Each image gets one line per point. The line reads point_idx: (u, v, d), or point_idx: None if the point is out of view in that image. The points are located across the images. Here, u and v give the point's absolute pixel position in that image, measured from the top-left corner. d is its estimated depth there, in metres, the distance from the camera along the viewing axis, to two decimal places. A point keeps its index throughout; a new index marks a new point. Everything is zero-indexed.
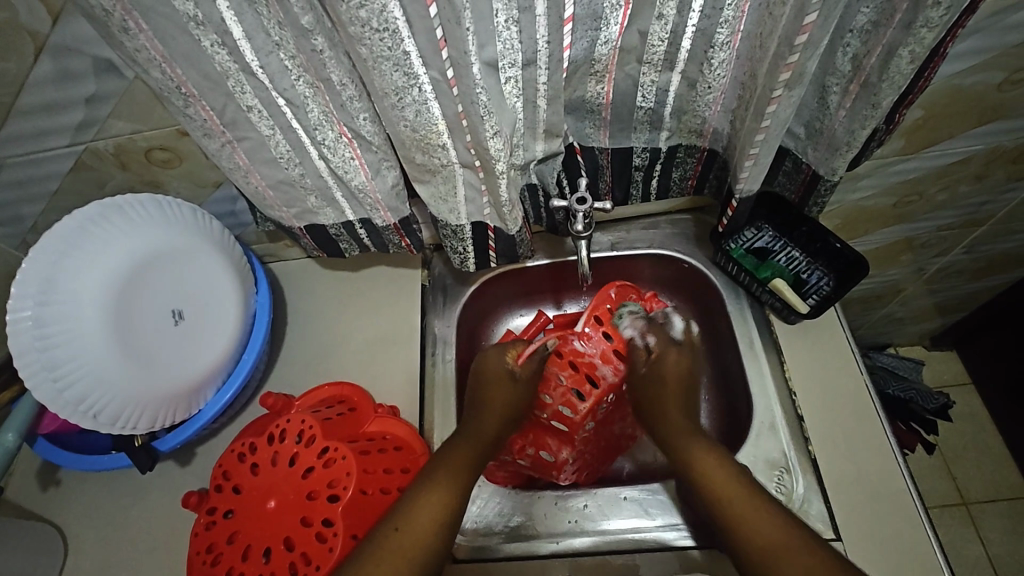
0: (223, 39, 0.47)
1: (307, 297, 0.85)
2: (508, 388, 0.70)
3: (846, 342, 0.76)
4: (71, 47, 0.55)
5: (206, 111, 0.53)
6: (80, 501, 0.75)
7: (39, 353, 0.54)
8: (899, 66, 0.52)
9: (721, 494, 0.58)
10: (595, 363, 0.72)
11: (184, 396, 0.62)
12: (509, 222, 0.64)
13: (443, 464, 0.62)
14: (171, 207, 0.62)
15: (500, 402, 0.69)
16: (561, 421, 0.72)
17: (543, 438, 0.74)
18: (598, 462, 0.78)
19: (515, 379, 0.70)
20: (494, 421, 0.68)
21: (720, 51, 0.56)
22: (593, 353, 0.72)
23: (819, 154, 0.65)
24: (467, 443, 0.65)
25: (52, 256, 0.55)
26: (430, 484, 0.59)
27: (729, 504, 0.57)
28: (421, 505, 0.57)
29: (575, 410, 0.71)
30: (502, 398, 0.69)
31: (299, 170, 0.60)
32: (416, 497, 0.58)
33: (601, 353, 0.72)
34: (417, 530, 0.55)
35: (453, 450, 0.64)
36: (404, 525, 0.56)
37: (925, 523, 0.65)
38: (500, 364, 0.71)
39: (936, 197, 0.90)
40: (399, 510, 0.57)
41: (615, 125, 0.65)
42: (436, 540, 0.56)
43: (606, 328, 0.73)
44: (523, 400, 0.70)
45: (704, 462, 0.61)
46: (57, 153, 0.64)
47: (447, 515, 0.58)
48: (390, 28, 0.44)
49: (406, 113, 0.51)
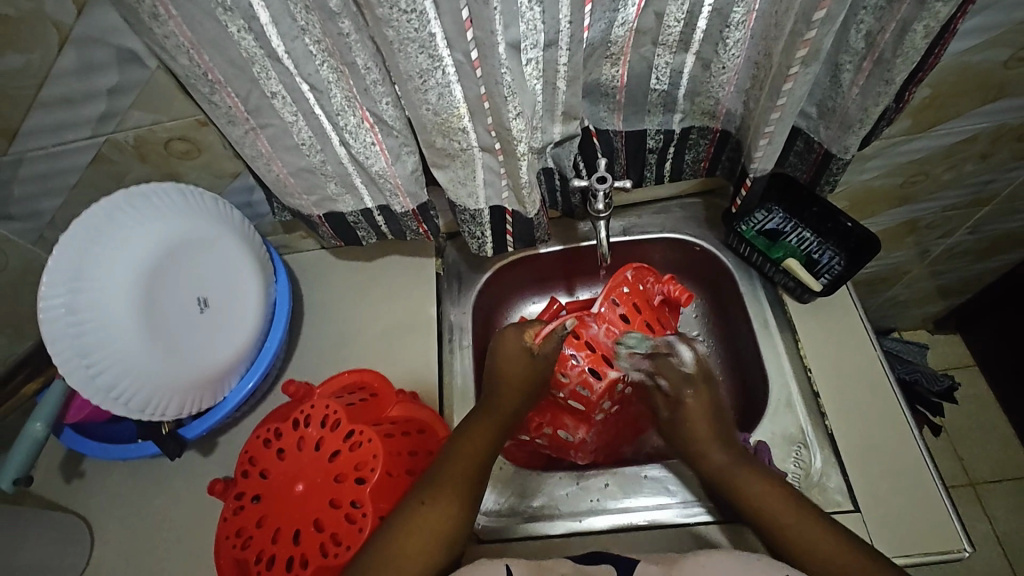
0: (250, 24, 0.47)
1: (323, 287, 0.86)
2: (526, 367, 0.69)
3: (859, 320, 0.77)
4: (94, 38, 0.55)
5: (231, 98, 0.54)
6: (104, 492, 0.75)
7: (71, 340, 0.54)
8: (912, 41, 0.53)
9: (758, 503, 0.60)
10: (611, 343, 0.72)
11: (209, 384, 0.62)
12: (527, 205, 0.65)
13: (459, 446, 0.63)
14: (193, 196, 0.63)
15: (517, 380, 0.68)
16: (577, 401, 0.73)
17: (559, 417, 0.75)
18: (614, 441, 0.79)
19: (534, 360, 0.69)
20: (512, 396, 0.68)
21: (735, 30, 0.57)
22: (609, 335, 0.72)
23: (831, 133, 0.66)
24: (487, 420, 0.66)
25: (82, 245, 0.56)
26: (449, 464, 0.61)
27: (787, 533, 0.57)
28: (444, 481, 0.59)
29: (592, 390, 0.71)
30: (520, 376, 0.69)
31: (320, 157, 0.61)
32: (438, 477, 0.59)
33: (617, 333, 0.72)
34: (440, 506, 0.57)
35: (472, 429, 0.65)
36: (429, 499, 0.57)
37: (942, 493, 0.66)
38: (519, 342, 0.69)
39: (942, 176, 0.91)
40: (423, 487, 0.58)
41: (630, 108, 0.66)
42: (458, 516, 0.57)
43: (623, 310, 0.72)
44: (544, 377, 0.70)
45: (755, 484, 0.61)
46: (77, 146, 0.65)
47: (467, 493, 0.59)
48: (417, 9, 0.45)
49: (430, 95, 0.52)
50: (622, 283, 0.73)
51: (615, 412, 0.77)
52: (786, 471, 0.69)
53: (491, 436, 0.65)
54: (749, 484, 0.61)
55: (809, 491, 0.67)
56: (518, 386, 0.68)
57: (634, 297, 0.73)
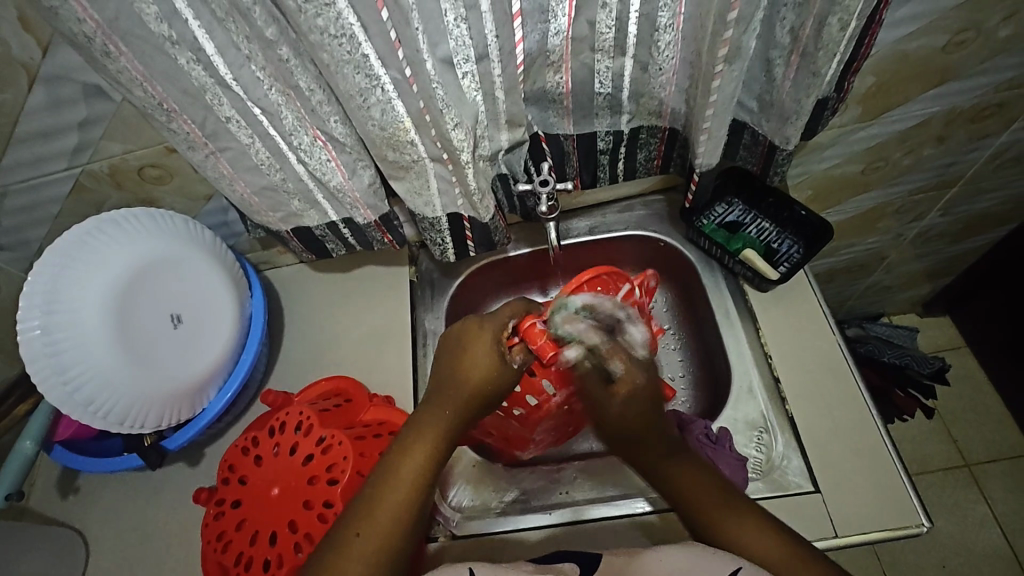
0: (197, 55, 0.51)
1: (302, 300, 0.89)
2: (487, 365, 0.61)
3: (818, 306, 0.78)
4: (62, 76, 0.59)
5: (188, 124, 0.57)
6: (98, 506, 0.79)
7: (48, 358, 0.58)
8: (831, 34, 0.55)
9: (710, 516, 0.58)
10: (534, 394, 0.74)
11: (187, 395, 0.66)
12: (481, 210, 0.68)
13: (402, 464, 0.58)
14: (164, 219, 0.67)
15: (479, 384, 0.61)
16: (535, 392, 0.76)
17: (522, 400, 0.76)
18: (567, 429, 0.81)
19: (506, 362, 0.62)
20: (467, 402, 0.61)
21: (664, 33, 0.59)
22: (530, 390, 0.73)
23: (773, 125, 0.68)
24: (434, 426, 0.60)
25: (56, 269, 0.59)
26: (387, 481, 0.57)
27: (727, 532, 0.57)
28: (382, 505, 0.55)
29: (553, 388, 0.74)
30: (481, 378, 0.61)
31: (280, 175, 0.64)
32: (375, 494, 0.56)
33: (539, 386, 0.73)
34: (378, 531, 0.54)
35: (416, 436, 0.60)
36: (363, 531, 0.54)
37: (900, 470, 0.68)
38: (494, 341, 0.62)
39: (903, 161, 0.92)
40: (353, 515, 0.55)
41: (577, 113, 0.69)
42: (400, 538, 0.55)
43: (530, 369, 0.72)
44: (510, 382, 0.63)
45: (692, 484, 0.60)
46: (56, 177, 0.68)
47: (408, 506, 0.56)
48: (347, 33, 0.47)
49: (373, 112, 0.55)
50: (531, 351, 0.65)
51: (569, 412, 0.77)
52: (748, 456, 0.71)
53: (439, 445, 0.60)
54: (744, 538, 0.56)
55: (771, 474, 0.69)
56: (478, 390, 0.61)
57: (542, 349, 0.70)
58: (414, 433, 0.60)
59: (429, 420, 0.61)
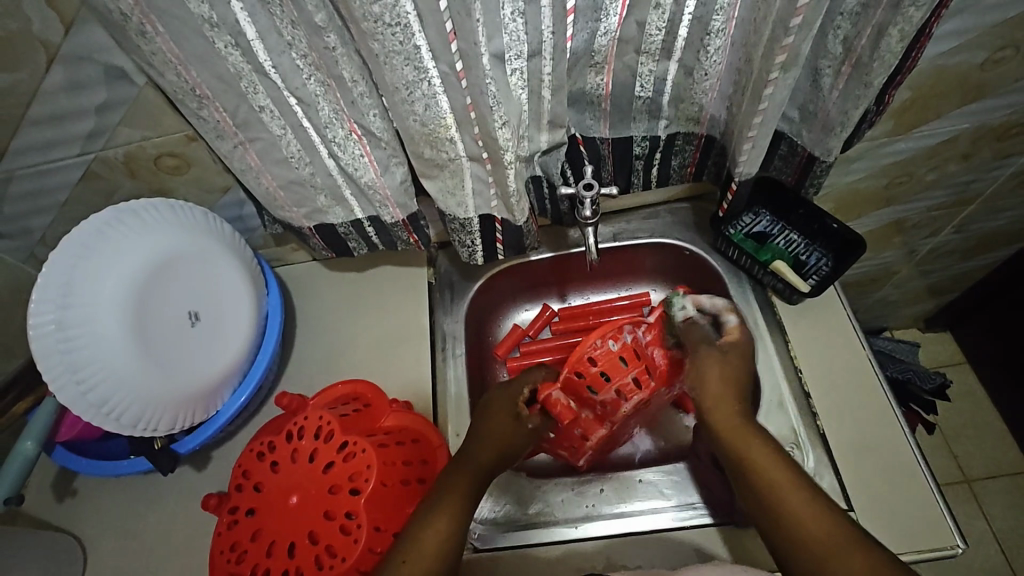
0: (237, 40, 0.48)
1: (315, 299, 0.86)
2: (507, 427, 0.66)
3: (848, 321, 0.77)
4: (81, 56, 0.56)
5: (219, 112, 0.54)
6: (96, 510, 0.75)
7: (61, 356, 0.54)
8: (889, 45, 0.54)
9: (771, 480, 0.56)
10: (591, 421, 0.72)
11: (201, 398, 0.63)
12: (517, 212, 0.66)
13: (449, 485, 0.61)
14: (184, 210, 0.63)
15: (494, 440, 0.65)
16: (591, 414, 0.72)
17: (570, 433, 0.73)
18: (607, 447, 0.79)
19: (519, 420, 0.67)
20: (504, 430, 0.66)
21: (715, 38, 0.58)
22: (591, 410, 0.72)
23: (814, 136, 0.67)
24: (472, 463, 0.63)
25: (71, 260, 0.55)
26: (438, 508, 0.58)
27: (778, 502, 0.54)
28: (429, 529, 0.57)
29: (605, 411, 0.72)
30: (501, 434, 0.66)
31: (309, 169, 0.61)
32: (426, 520, 0.57)
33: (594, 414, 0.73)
34: (425, 557, 0.55)
35: (459, 472, 0.62)
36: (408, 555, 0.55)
37: (934, 491, 0.66)
38: (505, 405, 0.68)
39: (926, 177, 0.92)
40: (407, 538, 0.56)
41: (616, 116, 0.67)
42: (444, 563, 0.55)
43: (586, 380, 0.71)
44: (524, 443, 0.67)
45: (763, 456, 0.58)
46: (67, 163, 0.65)
47: (456, 533, 0.57)
48: (401, 22, 0.45)
49: (416, 106, 0.53)
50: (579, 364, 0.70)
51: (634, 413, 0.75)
52: None
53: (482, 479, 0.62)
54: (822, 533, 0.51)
55: None
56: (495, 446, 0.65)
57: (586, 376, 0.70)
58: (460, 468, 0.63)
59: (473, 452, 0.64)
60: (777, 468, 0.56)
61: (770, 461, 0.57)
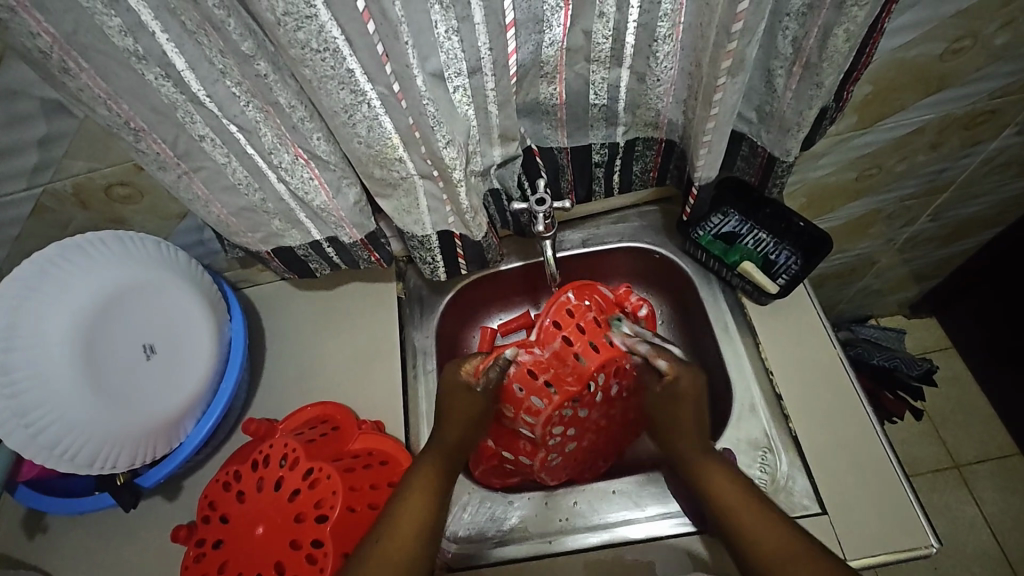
0: (167, 71, 0.47)
1: (283, 319, 0.85)
2: (468, 400, 0.65)
3: (818, 318, 0.77)
4: (17, 91, 0.55)
5: (158, 144, 0.53)
6: (67, 545, 0.74)
7: (8, 400, 0.53)
8: (836, 45, 0.53)
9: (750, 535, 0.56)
10: (563, 374, 0.67)
11: (161, 431, 0.62)
12: (473, 228, 0.65)
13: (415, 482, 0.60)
14: (134, 241, 0.62)
15: (459, 415, 0.64)
16: (524, 428, 0.69)
17: (514, 441, 0.72)
18: (586, 456, 0.76)
19: (473, 390, 0.65)
20: (458, 429, 0.64)
21: (663, 43, 0.57)
22: (548, 357, 0.66)
23: (772, 137, 0.66)
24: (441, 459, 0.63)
25: (13, 301, 0.55)
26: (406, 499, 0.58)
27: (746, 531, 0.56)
28: (401, 521, 0.56)
29: (535, 418, 0.68)
30: (462, 409, 0.65)
31: (259, 195, 0.60)
32: (396, 512, 0.57)
33: (577, 372, 0.67)
34: (399, 552, 0.54)
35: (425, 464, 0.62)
36: (384, 540, 0.55)
37: (907, 490, 0.66)
38: (456, 378, 0.66)
39: (897, 168, 0.91)
40: (379, 527, 0.56)
41: (571, 124, 0.66)
42: (416, 555, 0.55)
43: (566, 332, 0.66)
44: (486, 411, 0.66)
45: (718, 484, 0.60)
46: (16, 197, 0.64)
47: (424, 530, 0.57)
48: (330, 48, 0.44)
49: (359, 129, 0.52)
50: (562, 308, 0.67)
51: (594, 431, 0.74)
52: (752, 477, 0.69)
53: (446, 470, 0.62)
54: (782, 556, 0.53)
55: (776, 496, 0.67)
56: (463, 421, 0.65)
57: (536, 369, 0.66)
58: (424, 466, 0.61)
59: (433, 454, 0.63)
60: (760, 514, 0.56)
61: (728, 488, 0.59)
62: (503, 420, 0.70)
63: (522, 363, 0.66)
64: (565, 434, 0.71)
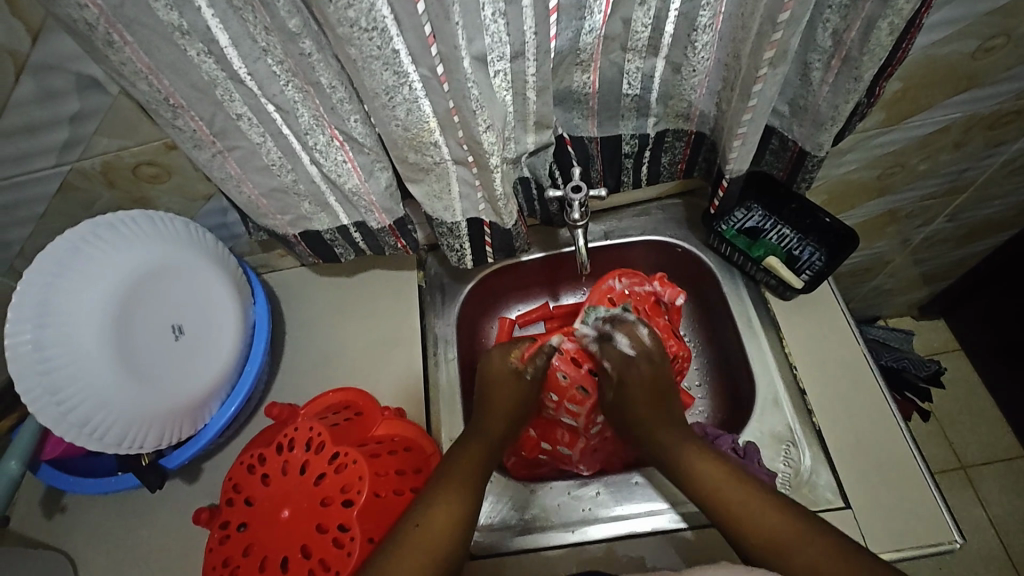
0: (209, 47, 0.46)
1: (303, 305, 0.85)
2: (515, 388, 0.71)
3: (842, 316, 0.77)
4: (52, 66, 0.54)
5: (195, 121, 0.53)
6: (85, 525, 0.74)
7: (40, 376, 0.53)
8: (879, 39, 0.53)
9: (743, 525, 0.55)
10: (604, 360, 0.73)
11: (187, 414, 0.62)
12: (505, 215, 0.64)
13: (447, 479, 0.60)
14: (164, 221, 0.62)
15: (504, 402, 0.70)
16: (568, 415, 0.75)
17: (552, 430, 0.76)
18: (622, 449, 0.79)
19: (520, 378, 0.71)
20: (499, 419, 0.69)
21: (703, 33, 0.56)
22: (589, 343, 0.74)
23: (805, 130, 0.66)
24: (475, 453, 0.64)
25: (47, 277, 0.54)
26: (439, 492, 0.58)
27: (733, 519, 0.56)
28: (437, 507, 0.57)
29: (578, 404, 0.74)
30: (506, 397, 0.70)
31: (291, 177, 0.60)
32: (433, 496, 0.58)
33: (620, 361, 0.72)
34: (432, 538, 0.54)
35: (459, 458, 0.63)
36: (422, 524, 0.55)
37: (932, 487, 0.66)
38: (504, 365, 0.71)
39: (918, 167, 0.92)
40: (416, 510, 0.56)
41: (603, 114, 0.66)
42: (453, 542, 0.55)
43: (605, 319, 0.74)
44: (531, 394, 0.72)
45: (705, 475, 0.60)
46: (44, 174, 0.63)
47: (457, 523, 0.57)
48: (378, 27, 0.44)
49: (398, 111, 0.51)
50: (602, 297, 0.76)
51: None
52: (777, 470, 0.69)
53: (477, 467, 0.63)
54: (760, 527, 0.54)
55: (799, 489, 0.67)
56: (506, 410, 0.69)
57: (579, 356, 0.74)
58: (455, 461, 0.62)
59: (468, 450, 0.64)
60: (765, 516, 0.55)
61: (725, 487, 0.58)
62: (546, 406, 0.76)
63: (564, 350, 0.74)
64: (604, 425, 0.76)
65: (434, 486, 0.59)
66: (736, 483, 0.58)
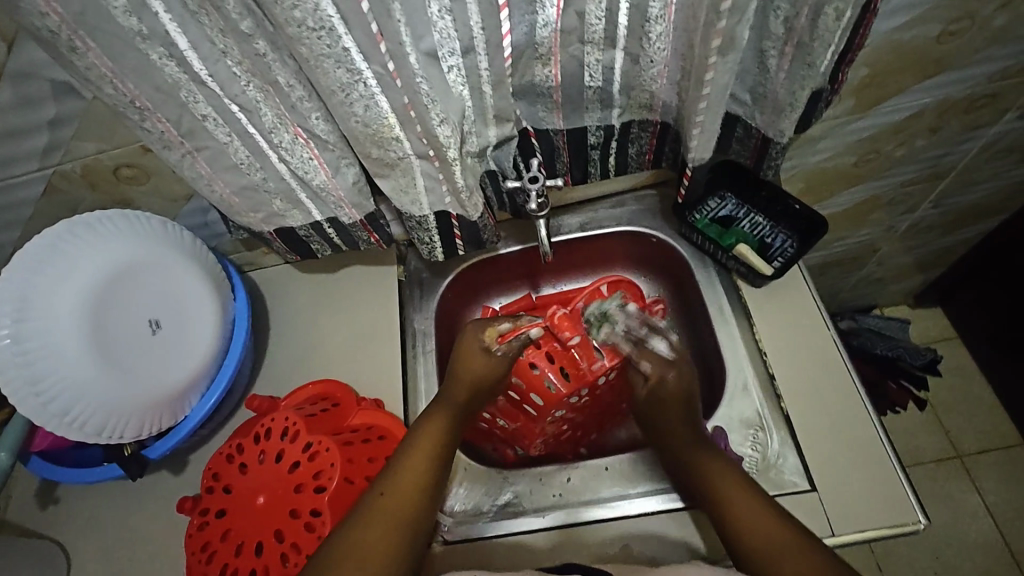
0: (170, 51, 0.49)
1: (287, 301, 0.87)
2: (485, 364, 0.70)
3: (813, 302, 0.77)
4: (28, 73, 0.57)
5: (162, 123, 0.55)
6: (79, 516, 0.76)
7: (20, 369, 0.56)
8: (826, 24, 0.54)
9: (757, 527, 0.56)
10: (578, 361, 0.74)
11: (167, 403, 0.64)
12: (469, 208, 0.66)
13: (413, 443, 0.63)
14: (142, 221, 0.64)
15: (470, 378, 0.69)
16: (530, 405, 0.77)
17: (514, 411, 0.78)
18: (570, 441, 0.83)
19: (491, 355, 0.70)
20: (463, 392, 0.69)
21: (656, 24, 0.57)
22: (574, 350, 0.74)
23: (767, 118, 0.67)
24: (442, 416, 0.66)
25: (26, 274, 0.57)
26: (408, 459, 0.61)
27: (739, 522, 0.57)
28: (403, 473, 0.60)
29: (542, 399, 0.75)
30: (472, 374, 0.69)
31: (261, 175, 0.62)
32: (398, 463, 0.61)
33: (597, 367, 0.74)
34: (396, 503, 0.57)
35: (425, 424, 0.65)
36: (387, 492, 0.58)
37: (897, 468, 0.67)
38: (478, 342, 0.70)
39: (895, 153, 0.92)
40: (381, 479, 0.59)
41: (567, 107, 0.67)
42: (419, 510, 0.58)
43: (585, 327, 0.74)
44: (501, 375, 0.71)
45: (722, 480, 0.61)
46: (28, 178, 0.66)
47: (425, 491, 0.60)
48: (326, 26, 0.45)
49: (356, 108, 0.53)
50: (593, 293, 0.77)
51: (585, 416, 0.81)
52: (744, 455, 0.70)
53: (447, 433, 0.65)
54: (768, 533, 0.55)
55: (766, 473, 0.68)
56: (469, 385, 0.69)
57: (557, 358, 0.75)
58: (423, 422, 0.65)
59: (437, 414, 0.66)
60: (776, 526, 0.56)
61: (744, 496, 0.59)
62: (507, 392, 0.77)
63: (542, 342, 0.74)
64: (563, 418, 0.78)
65: (399, 458, 0.62)
66: (759, 496, 0.59)
